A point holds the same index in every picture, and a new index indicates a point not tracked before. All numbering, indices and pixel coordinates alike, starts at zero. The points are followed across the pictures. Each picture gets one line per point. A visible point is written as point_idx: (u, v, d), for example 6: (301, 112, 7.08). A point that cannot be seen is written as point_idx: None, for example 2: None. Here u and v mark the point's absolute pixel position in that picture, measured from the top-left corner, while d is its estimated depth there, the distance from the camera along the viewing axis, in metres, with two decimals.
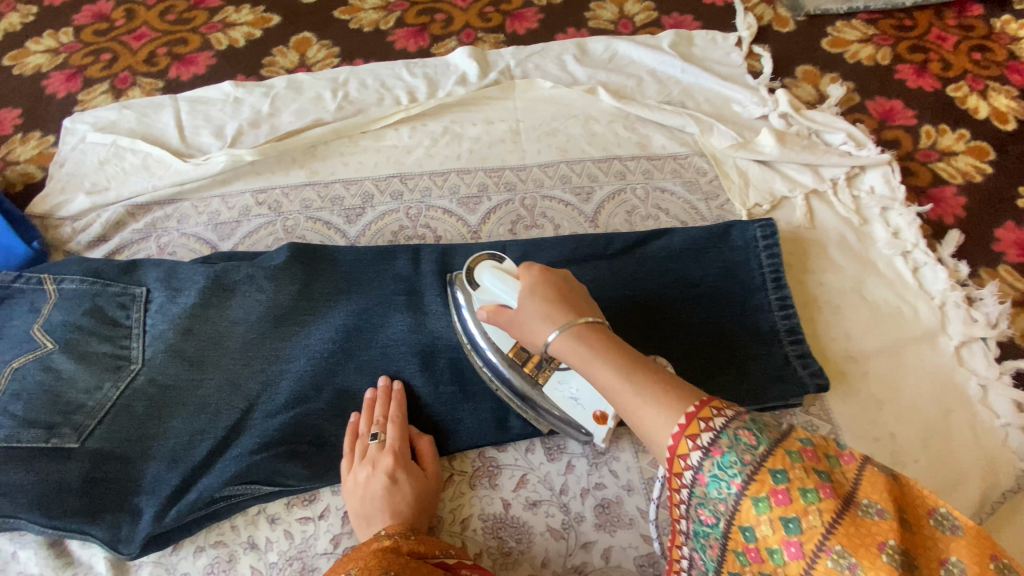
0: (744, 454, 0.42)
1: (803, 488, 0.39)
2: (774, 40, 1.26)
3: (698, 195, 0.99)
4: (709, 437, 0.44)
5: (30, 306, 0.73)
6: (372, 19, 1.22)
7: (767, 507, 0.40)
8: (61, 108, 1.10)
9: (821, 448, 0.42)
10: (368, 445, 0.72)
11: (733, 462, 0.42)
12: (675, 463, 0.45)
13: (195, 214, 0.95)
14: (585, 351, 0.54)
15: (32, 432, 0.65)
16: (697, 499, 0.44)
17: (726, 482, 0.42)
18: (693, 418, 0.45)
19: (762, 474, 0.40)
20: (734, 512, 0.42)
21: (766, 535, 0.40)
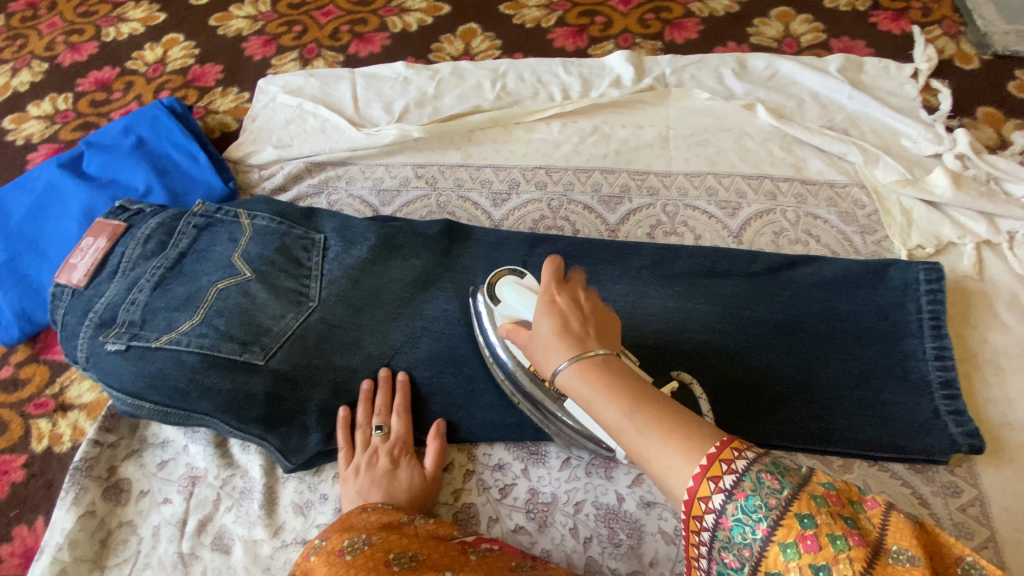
0: (768, 497, 0.39)
1: (831, 534, 0.37)
2: (955, 75, 1.17)
3: (854, 228, 0.95)
4: (732, 480, 0.40)
5: (229, 236, 0.83)
6: (534, 16, 1.27)
7: (795, 554, 0.38)
8: (256, 70, 1.23)
9: (843, 493, 0.41)
10: (371, 436, 0.76)
11: (756, 506, 0.39)
12: (694, 506, 0.42)
13: (362, 178, 1.04)
14: (590, 383, 0.47)
15: (230, 345, 0.73)
16: (719, 542, 0.41)
17: (750, 526, 0.39)
18: (713, 461, 0.41)
19: (788, 518, 0.38)
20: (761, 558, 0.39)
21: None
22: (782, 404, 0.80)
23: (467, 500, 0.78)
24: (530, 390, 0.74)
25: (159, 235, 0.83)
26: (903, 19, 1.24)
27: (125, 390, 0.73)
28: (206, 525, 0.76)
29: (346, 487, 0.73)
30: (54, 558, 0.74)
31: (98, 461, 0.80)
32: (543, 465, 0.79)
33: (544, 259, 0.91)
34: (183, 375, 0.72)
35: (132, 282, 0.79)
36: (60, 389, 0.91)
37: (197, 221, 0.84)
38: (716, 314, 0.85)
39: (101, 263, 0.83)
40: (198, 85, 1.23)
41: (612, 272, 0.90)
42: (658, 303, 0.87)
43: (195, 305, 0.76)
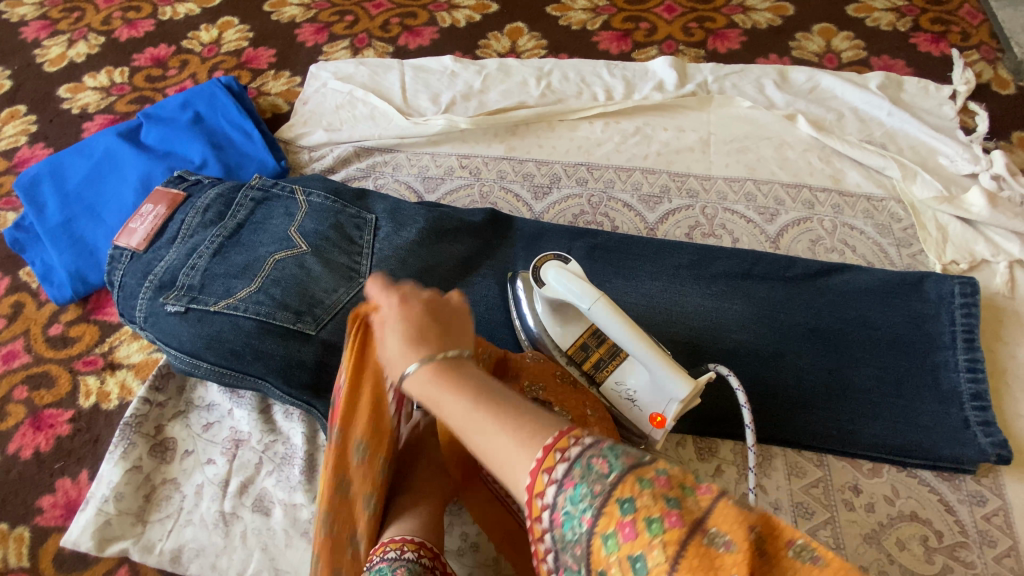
0: (594, 485, 0.35)
1: (647, 517, 0.33)
2: (992, 99, 1.18)
3: (889, 240, 0.97)
4: (561, 472, 0.37)
5: (285, 211, 0.86)
6: (580, 19, 1.30)
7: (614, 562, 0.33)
8: (308, 56, 1.27)
9: (676, 477, 0.34)
10: None
11: (583, 495, 0.35)
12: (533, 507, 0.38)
13: (408, 165, 1.07)
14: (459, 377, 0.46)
15: (285, 314, 0.76)
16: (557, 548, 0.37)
17: (577, 520, 0.35)
18: (550, 451, 0.38)
19: (610, 506, 0.34)
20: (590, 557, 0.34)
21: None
22: (814, 406, 0.82)
23: None
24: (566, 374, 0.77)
25: (218, 206, 0.86)
26: (943, 42, 1.26)
27: (183, 350, 0.76)
28: (247, 487, 0.79)
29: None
30: (99, 510, 0.76)
31: (147, 418, 0.83)
32: None
33: (584, 252, 0.93)
34: (240, 340, 0.75)
35: (191, 249, 0.81)
36: (109, 348, 0.94)
37: (254, 195, 0.87)
38: (752, 315, 0.86)
39: (160, 229, 0.85)
40: (251, 67, 1.27)
41: (647, 270, 0.92)
42: (695, 301, 0.88)
43: (252, 273, 0.79)
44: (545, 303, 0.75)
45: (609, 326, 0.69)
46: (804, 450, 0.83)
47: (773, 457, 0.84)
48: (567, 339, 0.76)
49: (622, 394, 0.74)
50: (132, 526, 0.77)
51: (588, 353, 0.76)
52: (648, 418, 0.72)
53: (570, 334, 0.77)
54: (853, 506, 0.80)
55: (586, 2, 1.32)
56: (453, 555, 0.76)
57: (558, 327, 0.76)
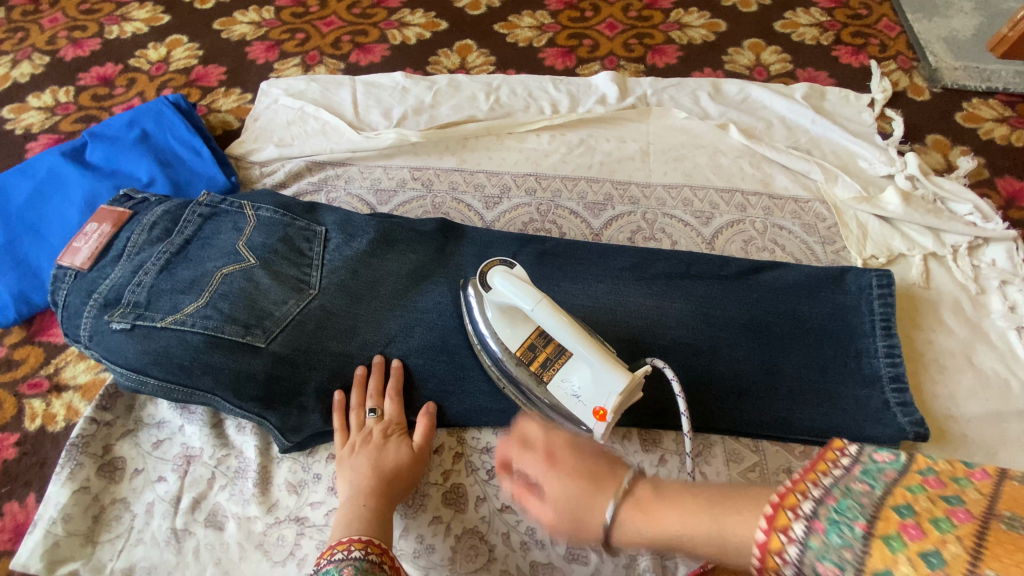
0: (852, 528, 0.39)
1: (933, 518, 0.37)
2: (906, 106, 1.28)
3: (816, 238, 1.04)
4: (810, 507, 0.42)
5: (234, 225, 0.87)
6: (527, 36, 1.35)
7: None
8: (259, 72, 1.28)
9: (944, 474, 0.39)
10: (364, 418, 0.80)
11: (842, 528, 0.39)
12: (773, 563, 0.43)
13: (360, 178, 1.09)
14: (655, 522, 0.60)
15: (233, 327, 0.77)
16: (813, 554, 0.40)
17: (850, 523, 0.39)
18: (781, 508, 0.44)
19: (887, 510, 0.38)
20: (865, 560, 0.37)
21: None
22: (749, 396, 0.87)
23: (455, 481, 0.81)
24: (515, 374, 0.79)
25: (165, 222, 0.87)
26: (862, 54, 1.36)
27: (128, 368, 0.76)
28: (200, 503, 0.79)
29: (342, 466, 0.76)
30: (47, 531, 0.75)
31: (94, 438, 0.82)
32: None
33: (534, 258, 0.97)
34: (187, 354, 0.75)
35: (137, 265, 0.82)
36: (54, 370, 0.92)
37: (202, 210, 0.88)
38: (690, 312, 0.92)
39: (105, 247, 0.85)
40: (201, 84, 1.27)
41: (592, 274, 0.96)
42: (636, 301, 0.93)
43: (200, 288, 0.79)
44: (493, 305, 0.78)
45: (552, 327, 0.72)
46: (741, 437, 0.88)
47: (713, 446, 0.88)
48: (515, 341, 0.78)
49: (566, 391, 0.76)
50: (81, 547, 0.76)
51: (535, 353, 0.78)
52: (590, 413, 0.75)
53: (518, 334, 0.78)
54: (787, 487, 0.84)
55: (532, 20, 1.38)
56: (408, 558, 0.76)
57: (507, 325, 0.78)
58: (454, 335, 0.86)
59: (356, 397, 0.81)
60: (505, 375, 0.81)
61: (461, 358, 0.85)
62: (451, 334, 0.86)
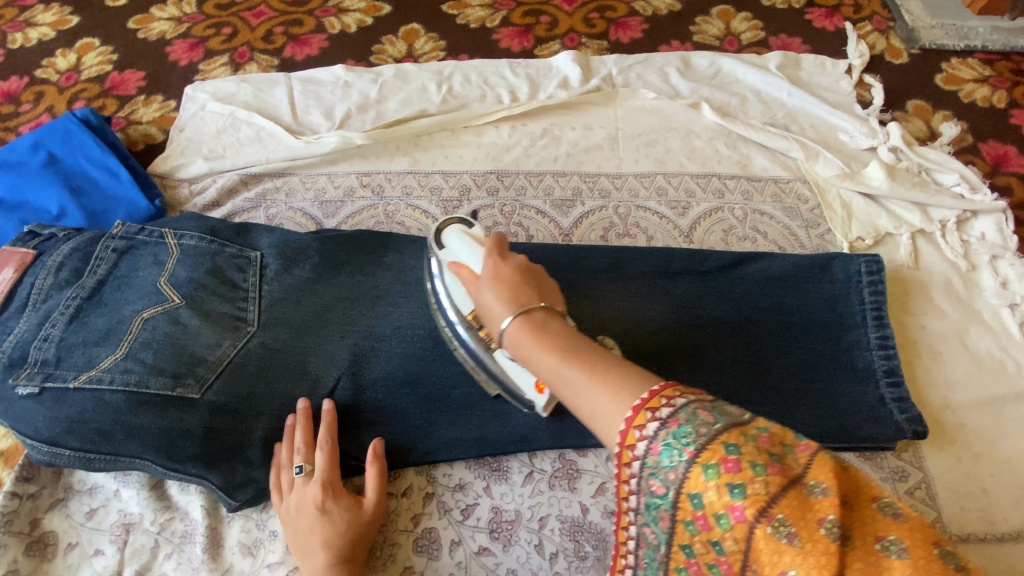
0: (682, 452, 0.40)
1: (751, 462, 0.37)
2: (886, 70, 1.21)
3: (798, 222, 0.98)
4: (669, 411, 0.41)
5: (154, 259, 0.77)
6: (478, 16, 1.24)
7: (701, 503, 0.39)
8: (183, 75, 1.15)
9: (777, 436, 0.39)
10: (293, 478, 0.72)
11: (686, 432, 0.40)
12: (624, 453, 0.43)
13: (302, 190, 0.99)
14: (535, 346, 0.51)
15: (160, 379, 0.68)
16: (647, 470, 0.42)
17: (679, 449, 0.40)
18: (641, 410, 0.43)
19: (715, 444, 0.38)
20: (683, 479, 0.40)
21: (712, 500, 0.38)
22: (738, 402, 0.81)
23: (427, 525, 0.75)
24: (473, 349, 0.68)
25: (74, 261, 0.76)
26: (837, 16, 1.28)
27: (40, 438, 0.67)
28: None
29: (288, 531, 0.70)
30: None
31: (18, 514, 0.73)
32: (506, 482, 0.77)
33: None
34: (109, 417, 0.67)
35: (43, 316, 0.71)
36: None
37: (116, 244, 0.77)
38: (671, 312, 0.85)
39: (8, 296, 0.74)
40: (118, 94, 1.14)
41: (573, 281, 0.88)
42: (621, 302, 0.86)
43: (118, 337, 0.70)
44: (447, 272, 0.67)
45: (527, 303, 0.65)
46: None
47: None
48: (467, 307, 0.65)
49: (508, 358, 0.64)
50: None
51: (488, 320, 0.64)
52: (530, 384, 0.64)
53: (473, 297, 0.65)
54: None
55: None
56: None
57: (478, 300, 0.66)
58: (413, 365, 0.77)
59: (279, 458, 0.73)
60: (459, 339, 0.70)
61: (417, 387, 0.77)
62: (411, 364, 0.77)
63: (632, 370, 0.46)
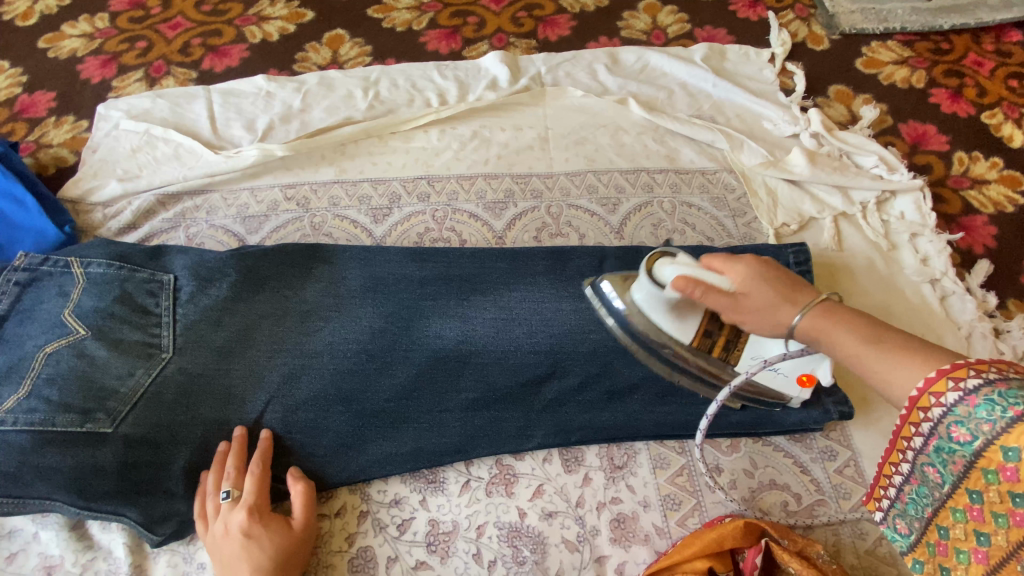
0: (994, 414, 0.42)
1: None
2: (809, 56, 1.24)
3: (726, 212, 1.00)
4: (995, 376, 0.43)
5: (59, 290, 0.73)
6: (405, 19, 1.22)
7: (1016, 458, 0.40)
8: (95, 93, 1.11)
9: None
10: (220, 504, 0.69)
11: (998, 400, 0.41)
12: (912, 413, 0.47)
13: (224, 207, 0.96)
14: (841, 333, 0.54)
15: (67, 417, 0.66)
16: (950, 421, 0.44)
17: (983, 415, 0.42)
18: (945, 375, 0.45)
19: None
20: (988, 439, 0.42)
21: (990, 453, 0.42)
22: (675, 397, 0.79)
23: (362, 543, 0.75)
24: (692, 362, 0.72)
25: None
26: (760, 6, 1.30)
27: None
28: None
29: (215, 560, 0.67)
30: None
31: None
32: (442, 493, 0.77)
33: (442, 268, 0.85)
34: (13, 459, 0.64)
35: None
36: None
37: (18, 277, 0.74)
38: None
39: None
40: (26, 116, 1.08)
41: (522, 267, 0.86)
42: None
43: (19, 376, 0.68)
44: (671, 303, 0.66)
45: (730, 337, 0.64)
46: (665, 439, 0.81)
47: (638, 453, 0.80)
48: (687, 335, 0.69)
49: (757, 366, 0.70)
50: None
51: (714, 339, 0.69)
52: (794, 381, 0.72)
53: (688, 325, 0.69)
54: (717, 487, 0.79)
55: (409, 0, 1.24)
56: None
57: (671, 324, 0.68)
58: (347, 383, 0.77)
59: (204, 484, 0.70)
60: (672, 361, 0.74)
61: (354, 405, 0.76)
62: (344, 382, 0.77)
63: (913, 337, 0.51)
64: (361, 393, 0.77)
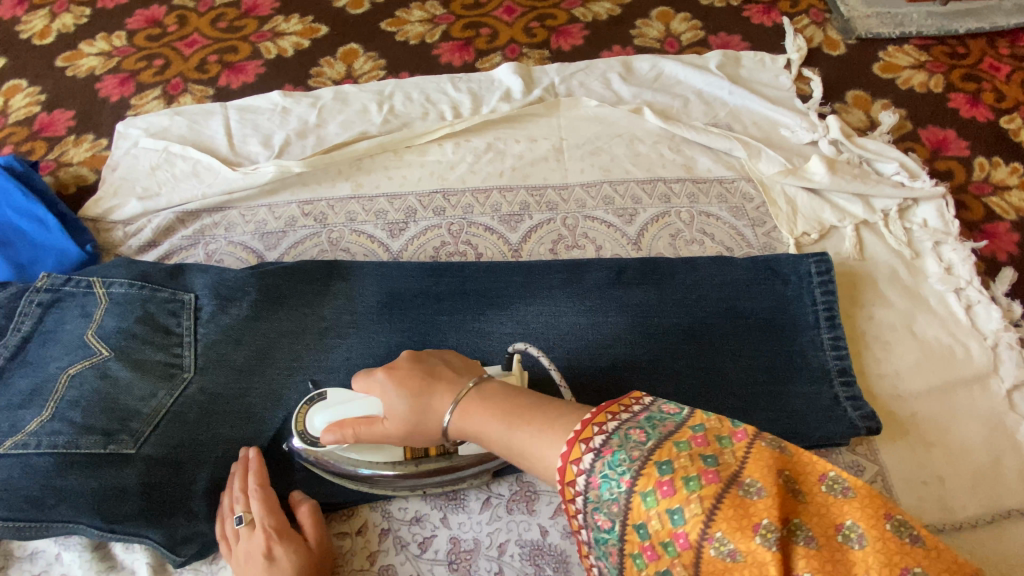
0: (625, 470, 0.42)
1: (686, 476, 0.39)
2: (825, 62, 1.23)
3: (745, 222, 0.98)
4: (629, 415, 0.45)
5: (81, 310, 0.74)
6: (418, 32, 1.22)
7: (648, 534, 0.40)
8: (114, 112, 1.12)
9: (712, 432, 0.42)
10: (238, 527, 0.68)
11: (621, 460, 0.42)
12: (567, 491, 0.45)
13: (242, 223, 0.96)
14: (482, 420, 0.56)
15: (90, 438, 0.67)
16: (592, 504, 0.43)
17: (617, 480, 0.42)
18: (587, 425, 0.46)
19: (649, 467, 0.41)
20: (627, 510, 0.41)
21: (657, 529, 0.40)
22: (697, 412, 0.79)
23: (383, 562, 0.74)
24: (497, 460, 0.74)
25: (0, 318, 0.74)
26: (774, 11, 1.29)
27: None
28: None
29: None
30: None
31: None
32: (462, 511, 0.77)
33: (459, 283, 0.85)
34: (37, 483, 0.64)
35: None
36: None
37: (42, 298, 0.75)
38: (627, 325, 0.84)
39: None
40: (46, 135, 1.10)
41: (539, 282, 0.87)
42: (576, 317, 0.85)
43: (43, 398, 0.68)
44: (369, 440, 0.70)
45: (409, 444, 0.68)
46: None
47: None
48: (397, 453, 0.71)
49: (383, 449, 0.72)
50: None
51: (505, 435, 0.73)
52: None
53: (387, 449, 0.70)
54: None
55: (422, 13, 1.25)
56: None
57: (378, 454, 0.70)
58: None
59: (220, 506, 0.69)
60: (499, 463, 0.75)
61: None
62: None
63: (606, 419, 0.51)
64: None
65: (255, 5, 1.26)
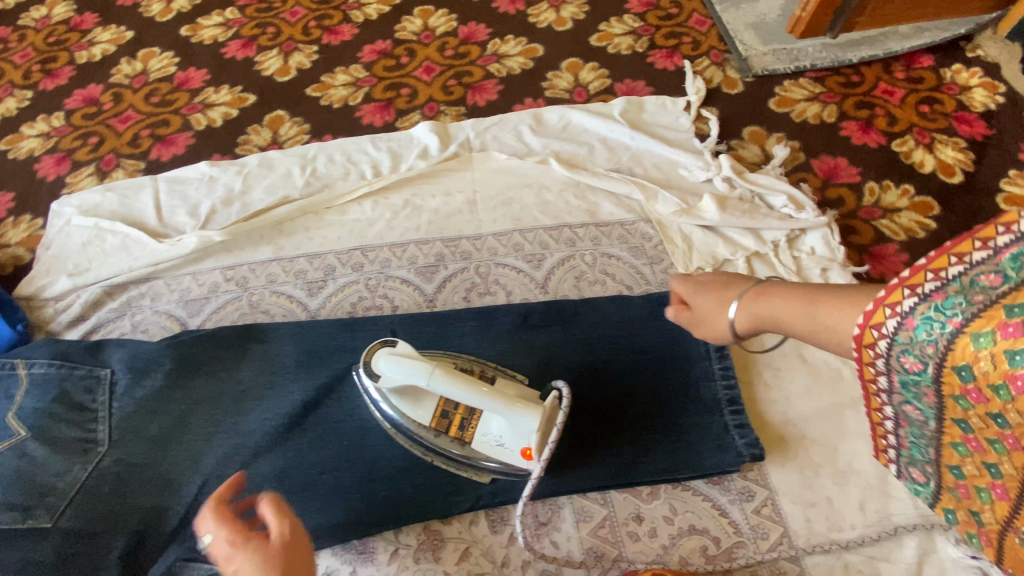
0: (958, 310, 0.43)
1: (1008, 349, 0.40)
2: (724, 101, 1.31)
3: (644, 260, 1.05)
4: (985, 256, 0.42)
5: (3, 393, 0.79)
6: (342, 95, 1.30)
7: (972, 375, 0.43)
8: (50, 191, 1.18)
9: None
10: None
11: (955, 304, 0.43)
12: (864, 352, 0.51)
13: (168, 292, 1.02)
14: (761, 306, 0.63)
15: (9, 515, 0.71)
16: (900, 345, 0.47)
17: (942, 320, 0.44)
18: (922, 268, 0.45)
19: (991, 312, 0.41)
20: (947, 351, 0.44)
21: (982, 372, 0.42)
22: (596, 449, 0.85)
23: None
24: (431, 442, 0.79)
25: None
26: (677, 55, 1.38)
27: None
28: None
29: None
30: None
31: None
32: (371, 562, 0.81)
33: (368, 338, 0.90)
34: None
35: None
36: None
37: None
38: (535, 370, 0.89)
39: None
40: None
41: (449, 331, 0.92)
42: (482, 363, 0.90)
43: None
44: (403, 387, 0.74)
45: (452, 393, 0.70)
46: (587, 492, 0.85)
47: (562, 507, 0.85)
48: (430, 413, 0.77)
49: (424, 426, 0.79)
50: None
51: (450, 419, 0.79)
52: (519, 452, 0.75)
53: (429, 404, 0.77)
54: (638, 536, 0.83)
55: (346, 77, 1.33)
56: None
57: (410, 409, 0.78)
58: (280, 459, 0.81)
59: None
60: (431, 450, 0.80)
61: (286, 479, 0.80)
62: (279, 458, 0.81)
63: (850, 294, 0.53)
64: (294, 467, 0.81)
65: (187, 78, 1.33)
